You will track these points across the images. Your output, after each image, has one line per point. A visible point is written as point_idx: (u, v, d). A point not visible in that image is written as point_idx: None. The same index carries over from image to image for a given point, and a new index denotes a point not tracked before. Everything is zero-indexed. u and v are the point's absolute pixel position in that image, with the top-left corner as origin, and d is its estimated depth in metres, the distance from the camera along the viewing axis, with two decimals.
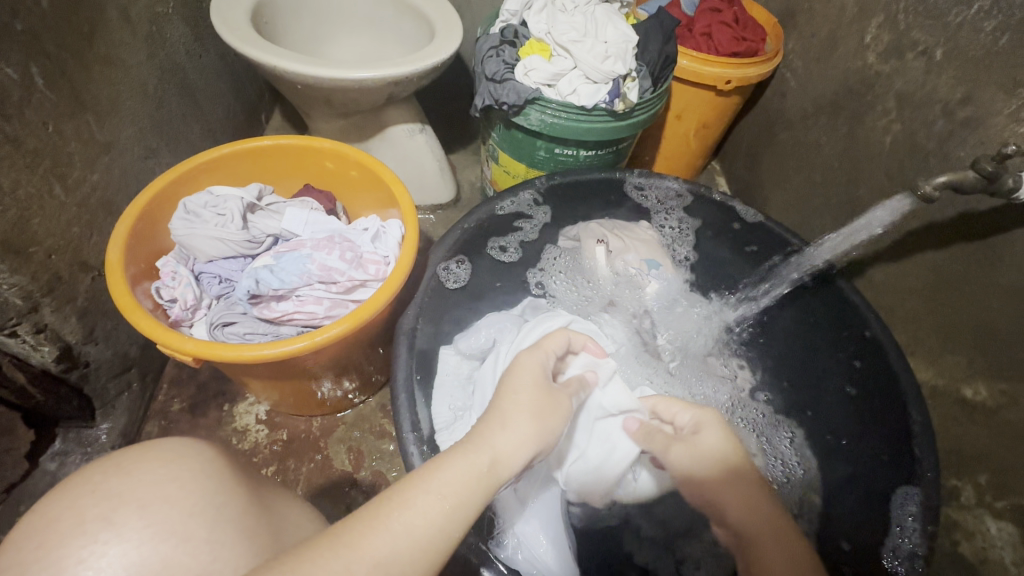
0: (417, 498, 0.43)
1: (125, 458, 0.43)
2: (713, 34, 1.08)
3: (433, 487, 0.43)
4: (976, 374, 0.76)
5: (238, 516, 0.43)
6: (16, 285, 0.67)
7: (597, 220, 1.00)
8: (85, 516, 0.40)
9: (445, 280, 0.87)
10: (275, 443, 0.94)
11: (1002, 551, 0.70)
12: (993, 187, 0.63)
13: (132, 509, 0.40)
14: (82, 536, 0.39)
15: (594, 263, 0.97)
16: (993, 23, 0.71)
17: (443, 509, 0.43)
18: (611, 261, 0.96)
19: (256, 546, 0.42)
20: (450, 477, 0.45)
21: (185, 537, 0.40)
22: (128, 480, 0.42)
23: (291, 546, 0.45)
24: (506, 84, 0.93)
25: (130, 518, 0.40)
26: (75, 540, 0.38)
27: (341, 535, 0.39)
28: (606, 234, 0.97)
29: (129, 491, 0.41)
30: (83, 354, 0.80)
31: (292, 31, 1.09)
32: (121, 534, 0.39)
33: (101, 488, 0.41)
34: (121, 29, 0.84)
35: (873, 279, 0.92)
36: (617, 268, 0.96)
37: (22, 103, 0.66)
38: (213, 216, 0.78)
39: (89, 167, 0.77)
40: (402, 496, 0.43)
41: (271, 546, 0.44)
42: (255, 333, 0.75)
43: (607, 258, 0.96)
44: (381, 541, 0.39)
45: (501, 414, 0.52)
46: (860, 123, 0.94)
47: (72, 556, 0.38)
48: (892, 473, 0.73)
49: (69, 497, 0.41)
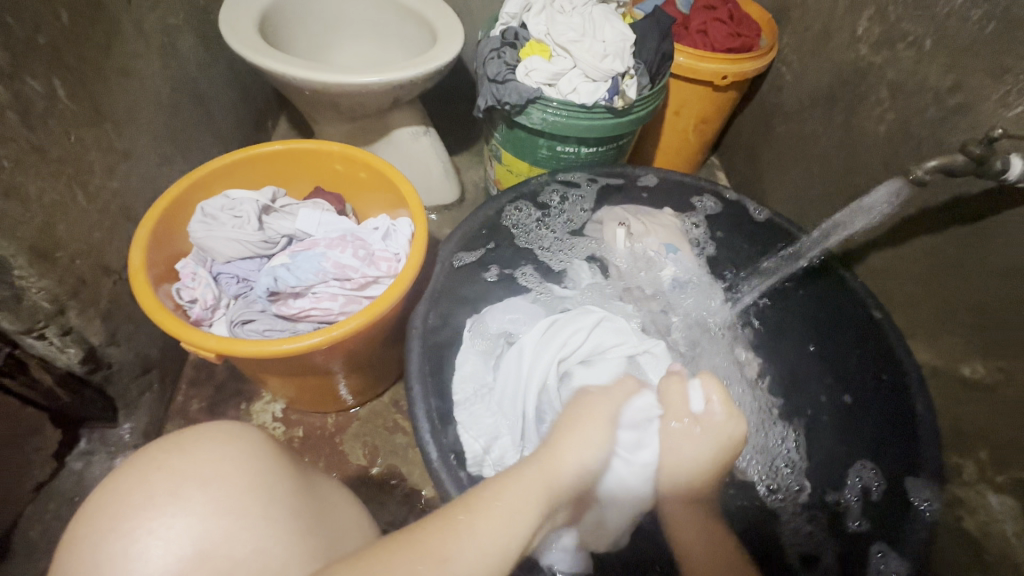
0: (490, 508, 0.46)
1: (183, 439, 0.47)
2: (708, 31, 1.10)
3: (495, 502, 0.47)
4: (974, 353, 0.77)
5: (287, 497, 0.46)
6: (44, 289, 0.70)
7: (621, 206, 1.03)
8: (154, 490, 0.43)
9: (476, 331, 0.90)
10: (293, 439, 0.96)
11: (1004, 523, 0.71)
12: (982, 170, 0.64)
13: (196, 485, 0.43)
14: (151, 508, 0.42)
15: (614, 245, 1.00)
16: (979, 12, 0.74)
17: (504, 523, 0.46)
18: (630, 243, 1.00)
19: (305, 525, 0.45)
20: (514, 490, 0.49)
21: (241, 513, 0.43)
22: (190, 459, 0.45)
23: (323, 524, 0.48)
24: (507, 84, 0.95)
25: (194, 494, 0.43)
26: (145, 513, 0.42)
27: (418, 536, 0.43)
28: (629, 218, 1.00)
29: (190, 468, 0.44)
30: (107, 356, 0.83)
31: (299, 38, 1.12)
32: (184, 506, 0.42)
33: (165, 465, 0.44)
34: (136, 42, 0.87)
35: (871, 265, 0.94)
36: (636, 250, 1.00)
37: (46, 113, 0.69)
38: (229, 219, 0.81)
39: (109, 175, 0.80)
40: (432, 551, 0.42)
41: (317, 526, 0.47)
42: (273, 330, 0.77)
43: (627, 239, 1.00)
44: (462, 544, 0.43)
45: (556, 463, 0.54)
46: (855, 113, 0.97)
47: (142, 526, 0.41)
48: (894, 457, 0.76)
49: (137, 473, 0.44)
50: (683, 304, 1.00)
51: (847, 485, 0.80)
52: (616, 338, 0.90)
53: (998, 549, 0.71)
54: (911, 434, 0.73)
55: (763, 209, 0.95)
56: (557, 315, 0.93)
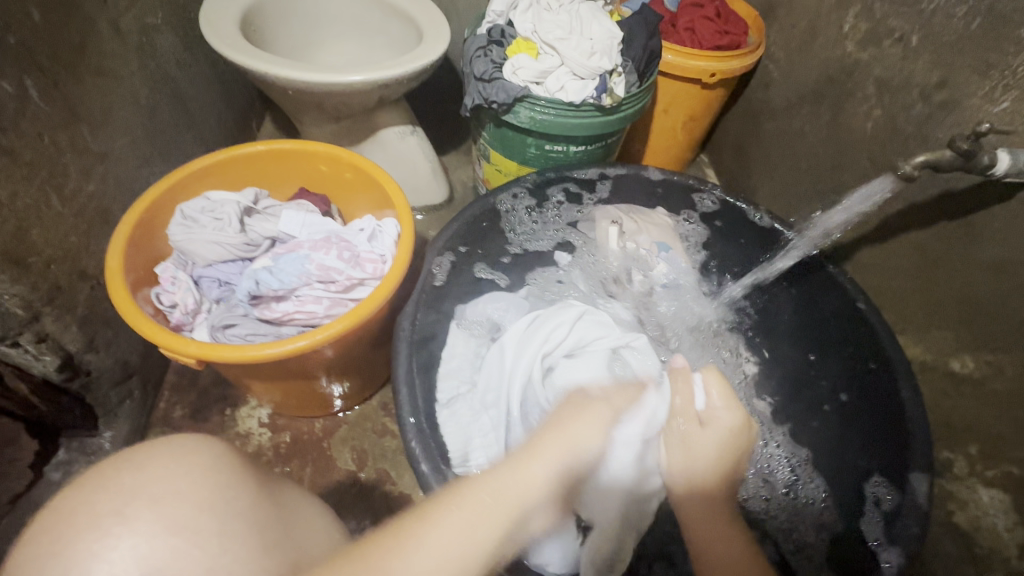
0: (441, 523, 0.43)
1: (137, 454, 0.44)
2: (695, 29, 1.10)
3: (452, 518, 0.44)
4: (963, 347, 0.77)
5: (247, 512, 0.44)
6: (17, 295, 0.68)
7: (613, 204, 1.03)
8: (98, 511, 0.40)
9: (472, 329, 0.92)
10: (279, 445, 0.95)
11: (995, 517, 0.72)
12: (969, 165, 0.64)
13: (144, 503, 0.41)
14: (95, 530, 0.39)
15: (606, 243, 0.99)
16: (963, 9, 0.74)
17: (455, 541, 0.43)
18: (622, 242, 0.99)
19: (265, 540, 0.44)
20: (468, 512, 0.44)
21: (194, 530, 0.41)
22: (140, 475, 0.42)
23: (290, 539, 0.46)
24: (494, 83, 0.94)
25: (141, 511, 0.40)
26: (89, 534, 0.39)
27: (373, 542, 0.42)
28: (621, 216, 1.00)
29: (139, 485, 0.42)
30: (85, 363, 0.81)
31: (282, 38, 1.10)
32: (132, 526, 0.40)
33: (114, 483, 0.42)
34: (112, 41, 0.85)
35: (860, 262, 0.95)
36: (628, 249, 0.99)
37: (18, 114, 0.67)
38: (210, 221, 0.79)
39: (84, 177, 0.78)
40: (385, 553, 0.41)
41: (278, 540, 0.45)
42: (256, 334, 0.75)
43: (619, 238, 0.99)
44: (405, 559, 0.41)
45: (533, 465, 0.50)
46: (842, 110, 0.97)
47: (85, 550, 0.38)
48: (884, 454, 0.75)
49: (83, 492, 0.41)
50: (674, 302, 1.00)
51: (868, 495, 0.75)
52: (600, 331, 0.88)
53: (989, 542, 0.72)
54: (901, 431, 0.73)
55: (762, 211, 0.92)
56: (539, 312, 0.92)
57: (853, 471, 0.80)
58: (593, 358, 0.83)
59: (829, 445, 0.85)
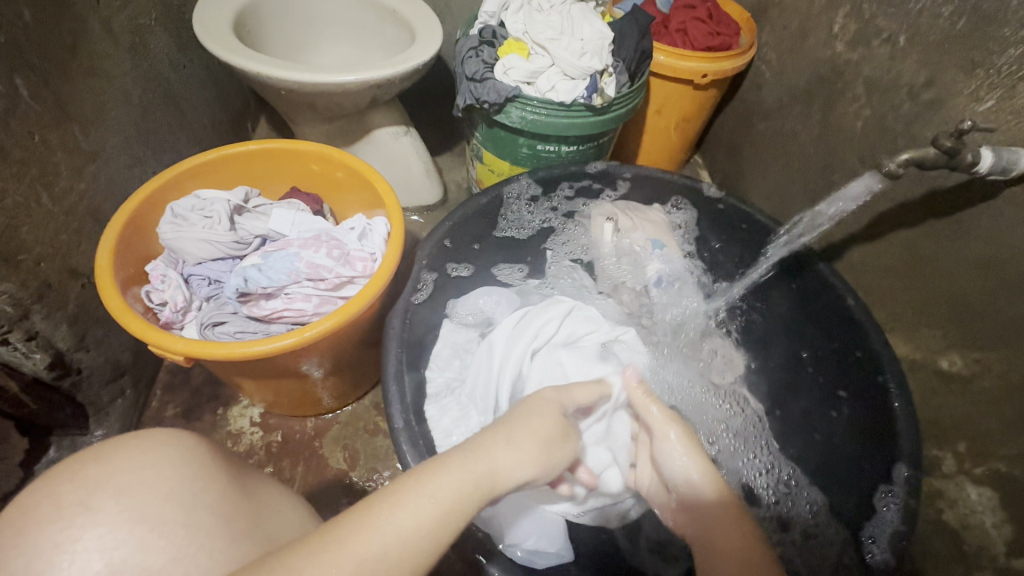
0: (409, 500, 0.40)
1: (106, 448, 0.45)
2: (687, 30, 1.10)
3: (428, 492, 0.41)
4: (951, 346, 0.77)
5: (214, 502, 0.45)
6: (6, 293, 0.68)
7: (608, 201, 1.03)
8: (62, 502, 0.41)
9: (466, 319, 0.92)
10: (270, 444, 0.95)
11: (983, 515, 0.71)
12: (953, 162, 0.65)
13: (110, 494, 0.42)
14: (59, 521, 0.40)
15: (600, 239, 1.00)
16: (949, 8, 0.74)
17: (434, 513, 0.40)
18: (617, 238, 0.99)
19: (233, 530, 0.44)
20: (446, 483, 0.42)
21: (158, 522, 0.41)
22: (107, 467, 0.43)
23: (267, 531, 0.47)
24: (485, 83, 0.95)
25: (105, 502, 0.41)
26: (52, 526, 0.40)
27: (335, 530, 0.38)
28: (616, 213, 0.99)
29: (105, 476, 0.43)
30: (75, 361, 0.81)
31: (275, 39, 1.11)
32: (96, 518, 0.41)
33: (80, 475, 0.43)
34: (105, 41, 0.85)
35: (850, 261, 0.95)
36: (621, 245, 0.99)
37: (8, 112, 0.68)
38: (200, 219, 0.79)
39: (75, 176, 0.78)
40: (338, 539, 0.37)
41: (250, 532, 0.45)
42: (245, 332, 0.75)
43: (614, 235, 0.98)
44: (369, 539, 0.37)
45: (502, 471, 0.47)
46: (832, 110, 0.97)
47: (49, 540, 0.39)
48: (873, 453, 0.75)
49: (50, 484, 0.42)
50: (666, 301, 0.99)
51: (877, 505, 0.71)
52: (588, 326, 0.91)
53: (978, 540, 0.71)
54: (890, 428, 0.73)
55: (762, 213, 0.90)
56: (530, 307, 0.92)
57: (842, 469, 0.80)
58: (584, 352, 0.86)
59: (820, 441, 0.85)
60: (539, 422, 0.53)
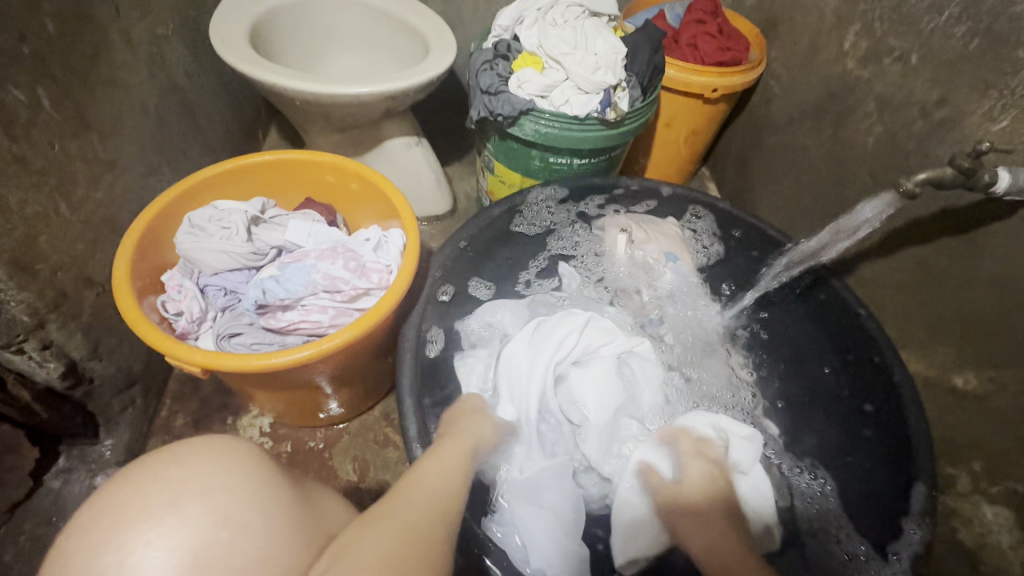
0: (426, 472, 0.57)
1: (183, 449, 0.46)
2: (698, 45, 1.11)
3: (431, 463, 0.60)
4: (965, 363, 0.78)
5: (285, 508, 0.46)
6: (24, 301, 0.68)
7: (622, 213, 1.04)
8: (151, 501, 0.42)
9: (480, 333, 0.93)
10: (280, 455, 0.94)
11: (999, 535, 0.71)
12: (970, 183, 0.65)
13: (196, 496, 0.43)
14: (149, 520, 0.41)
15: (614, 250, 1.00)
16: (962, 29, 0.75)
17: (444, 476, 0.58)
18: (631, 250, 1.00)
19: (306, 536, 0.46)
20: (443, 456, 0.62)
21: (242, 524, 0.43)
22: (188, 469, 0.44)
23: (333, 535, 0.49)
24: (500, 96, 0.95)
25: (192, 503, 0.42)
26: (143, 523, 0.41)
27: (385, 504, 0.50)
28: (630, 225, 1.00)
29: (190, 478, 0.43)
30: (88, 370, 0.80)
31: (289, 50, 1.12)
32: (185, 518, 0.41)
33: (163, 476, 0.43)
34: (123, 51, 0.86)
35: (862, 277, 0.95)
36: (636, 257, 1.00)
37: (29, 122, 0.68)
38: (218, 230, 0.79)
39: (93, 185, 0.78)
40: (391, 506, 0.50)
41: (319, 538, 0.47)
42: (261, 343, 0.76)
43: (627, 247, 1.00)
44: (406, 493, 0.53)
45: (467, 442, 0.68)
46: (842, 126, 0.98)
47: (139, 538, 0.40)
48: (886, 468, 0.76)
49: (134, 484, 0.43)
50: (679, 314, 1.00)
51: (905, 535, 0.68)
52: (603, 338, 0.91)
53: (995, 561, 0.71)
54: (903, 443, 0.73)
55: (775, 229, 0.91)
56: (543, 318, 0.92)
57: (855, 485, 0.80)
58: (601, 364, 0.88)
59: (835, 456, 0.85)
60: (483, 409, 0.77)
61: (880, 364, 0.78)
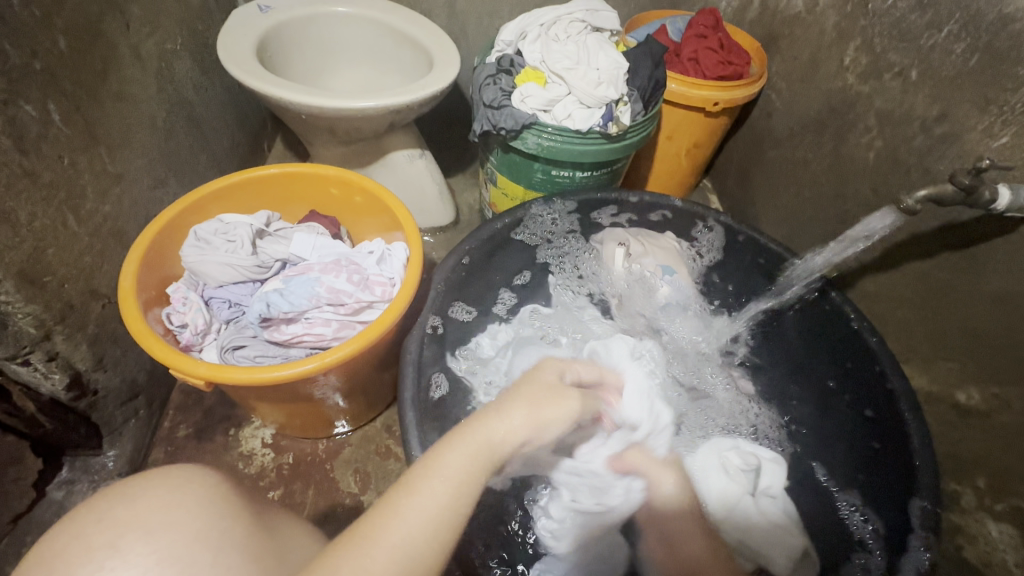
0: (426, 484, 0.48)
1: (132, 486, 0.45)
2: (699, 59, 1.12)
3: (439, 473, 0.49)
4: (969, 380, 0.77)
5: (239, 540, 0.45)
6: (31, 314, 0.69)
7: (621, 226, 1.04)
8: (92, 545, 0.41)
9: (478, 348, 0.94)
10: (282, 466, 0.94)
11: (1005, 553, 0.71)
12: (971, 200, 0.65)
13: (137, 535, 0.42)
14: (89, 563, 0.40)
15: (610, 263, 1.00)
16: (961, 46, 0.76)
17: (449, 491, 0.48)
18: (627, 263, 0.99)
19: (260, 567, 0.44)
20: (453, 458, 0.50)
21: (188, 563, 0.41)
22: (135, 505, 0.44)
23: (295, 565, 0.47)
24: (503, 110, 0.96)
25: (134, 544, 0.41)
26: (83, 569, 0.40)
27: (365, 527, 0.44)
28: (628, 238, 1.00)
29: (133, 516, 0.43)
30: (93, 382, 0.81)
31: (295, 63, 1.13)
32: (126, 558, 0.40)
33: (105, 517, 0.43)
34: (133, 66, 0.87)
35: (865, 290, 0.95)
36: (632, 269, 0.99)
37: (40, 137, 0.69)
38: (223, 243, 0.80)
39: (101, 198, 0.79)
40: (373, 524, 0.44)
41: (276, 567, 0.45)
42: (265, 356, 0.76)
43: (625, 259, 0.99)
44: (396, 521, 0.45)
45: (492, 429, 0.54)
46: (843, 140, 0.98)
47: None
48: (888, 484, 0.75)
49: (77, 528, 0.42)
50: (677, 326, 0.99)
51: (908, 553, 0.67)
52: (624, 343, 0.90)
53: None
54: (905, 460, 0.72)
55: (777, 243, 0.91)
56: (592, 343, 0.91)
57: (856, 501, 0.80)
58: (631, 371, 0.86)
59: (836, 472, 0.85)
60: (537, 385, 0.61)
61: (882, 373, 0.78)
